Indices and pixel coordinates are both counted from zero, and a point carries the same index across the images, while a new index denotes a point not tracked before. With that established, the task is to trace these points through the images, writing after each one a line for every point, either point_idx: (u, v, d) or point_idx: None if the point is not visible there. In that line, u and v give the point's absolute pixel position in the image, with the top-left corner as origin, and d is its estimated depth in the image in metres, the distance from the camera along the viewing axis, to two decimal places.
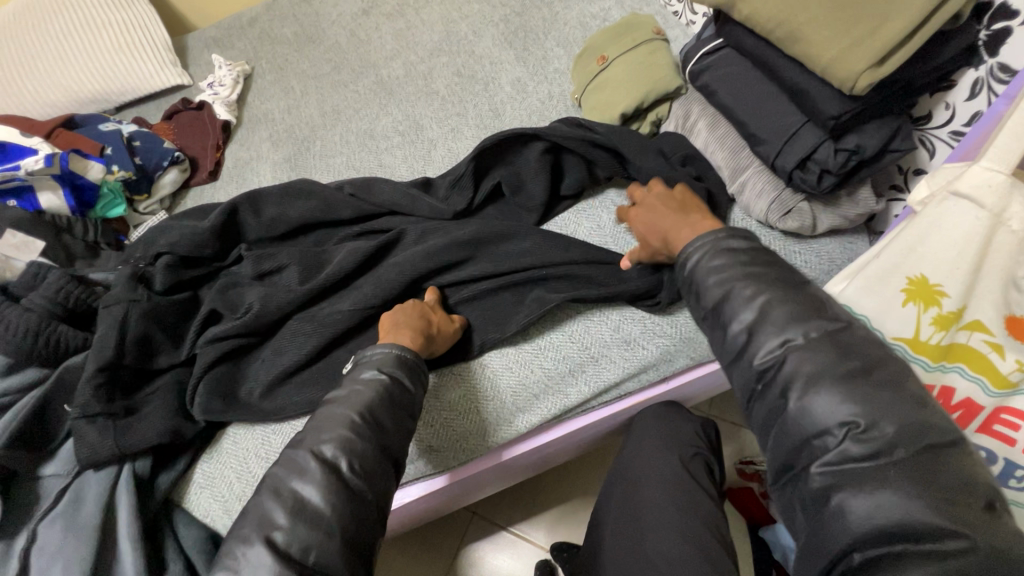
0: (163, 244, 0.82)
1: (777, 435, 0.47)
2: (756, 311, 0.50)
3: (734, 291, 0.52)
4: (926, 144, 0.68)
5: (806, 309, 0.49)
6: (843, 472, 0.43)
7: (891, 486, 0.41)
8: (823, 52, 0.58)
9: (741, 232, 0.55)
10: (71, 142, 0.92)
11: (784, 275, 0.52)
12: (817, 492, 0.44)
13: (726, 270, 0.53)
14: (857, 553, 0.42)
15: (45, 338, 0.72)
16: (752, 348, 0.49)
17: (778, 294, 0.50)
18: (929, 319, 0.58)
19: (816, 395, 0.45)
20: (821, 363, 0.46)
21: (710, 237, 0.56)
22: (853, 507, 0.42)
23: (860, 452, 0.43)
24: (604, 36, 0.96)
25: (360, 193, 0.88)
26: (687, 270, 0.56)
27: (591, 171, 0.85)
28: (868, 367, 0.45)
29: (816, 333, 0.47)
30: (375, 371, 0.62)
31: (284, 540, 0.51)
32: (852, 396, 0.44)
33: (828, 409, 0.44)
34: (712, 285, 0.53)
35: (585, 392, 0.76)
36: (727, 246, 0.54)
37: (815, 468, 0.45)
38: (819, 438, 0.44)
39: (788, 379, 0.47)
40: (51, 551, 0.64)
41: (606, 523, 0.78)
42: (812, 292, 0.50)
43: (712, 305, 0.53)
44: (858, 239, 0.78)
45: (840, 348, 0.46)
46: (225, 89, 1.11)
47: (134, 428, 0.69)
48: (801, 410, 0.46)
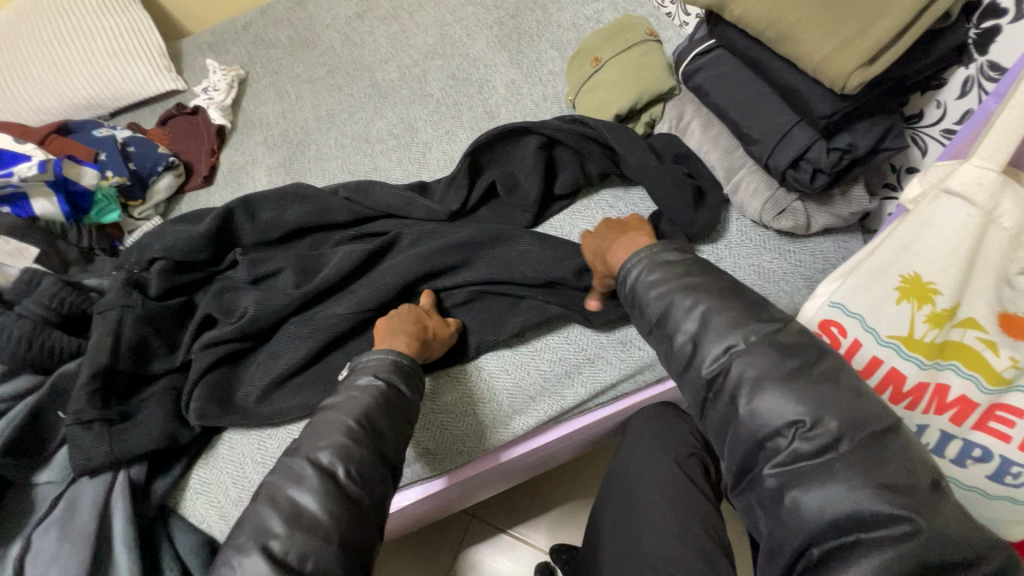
0: (158, 249, 0.82)
1: (732, 440, 0.49)
2: (697, 321, 0.52)
3: (675, 304, 0.54)
4: (917, 143, 0.68)
5: (743, 314, 0.51)
6: (793, 471, 0.45)
7: (841, 480, 0.43)
8: (815, 52, 0.58)
9: (674, 245, 0.59)
10: (64, 148, 0.91)
11: (718, 284, 0.54)
12: (771, 491, 0.46)
13: (664, 283, 0.56)
14: (814, 547, 0.43)
15: (39, 344, 0.72)
16: (698, 358, 0.52)
17: (716, 303, 0.52)
18: (923, 317, 0.58)
19: (761, 398, 0.47)
20: (762, 366, 0.48)
21: (646, 253, 0.58)
22: (805, 503, 0.44)
23: (809, 451, 0.44)
24: (597, 37, 0.96)
25: (355, 196, 0.87)
26: (628, 286, 0.59)
27: (586, 172, 0.86)
28: (806, 365, 0.47)
29: (755, 336, 0.50)
30: (371, 377, 0.62)
31: (281, 548, 0.51)
32: (797, 395, 0.46)
33: (777, 410, 0.46)
34: (654, 300, 0.55)
35: (582, 394, 0.76)
36: (664, 260, 0.57)
37: (768, 468, 0.46)
38: (771, 441, 0.46)
39: (734, 384, 0.48)
40: (47, 560, 0.63)
41: (603, 526, 0.78)
42: (749, 297, 0.53)
43: (656, 319, 0.56)
44: (852, 238, 0.78)
45: (778, 350, 0.48)
46: (219, 94, 1.11)
47: (129, 435, 0.69)
48: (751, 413, 0.47)
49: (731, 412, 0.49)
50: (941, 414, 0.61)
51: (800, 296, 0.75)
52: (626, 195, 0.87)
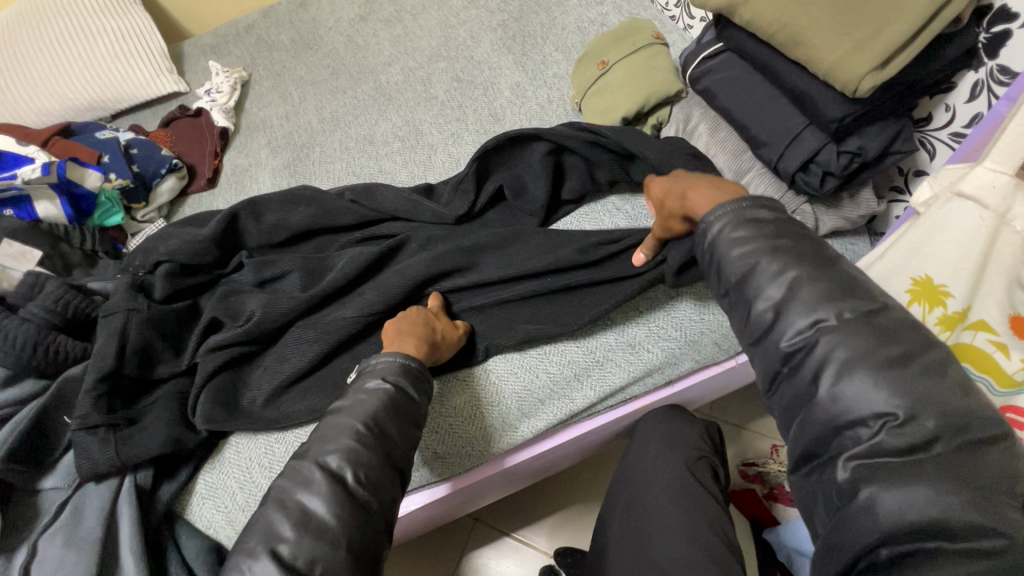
0: (162, 252, 0.81)
1: (802, 422, 0.46)
2: (784, 288, 0.48)
3: (763, 266, 0.49)
4: (926, 146, 0.68)
5: (838, 288, 0.47)
6: (873, 466, 0.42)
7: (927, 482, 0.40)
8: (825, 55, 0.58)
9: (765, 202, 0.53)
10: (69, 150, 0.91)
11: (811, 249, 0.50)
12: (842, 486, 0.44)
13: (751, 241, 0.51)
14: (884, 548, 0.41)
15: (44, 348, 0.71)
16: (779, 329, 0.48)
17: (809, 271, 0.48)
18: (935, 319, 0.59)
19: (849, 381, 0.43)
20: (855, 348, 0.44)
21: (732, 207, 0.53)
22: (883, 501, 0.41)
23: (896, 446, 0.42)
24: (602, 42, 0.96)
25: (361, 200, 0.87)
26: (707, 240, 0.54)
27: (593, 175, 0.86)
28: (910, 353, 0.43)
29: (849, 314, 0.45)
30: (379, 380, 0.61)
31: (290, 553, 0.50)
32: (893, 386, 0.42)
33: (864, 397, 0.43)
34: (736, 259, 0.51)
35: (591, 397, 0.76)
36: (753, 217, 0.52)
37: (845, 456, 0.44)
38: (851, 429, 0.43)
39: (819, 363, 0.45)
40: (52, 565, 0.63)
41: (611, 527, 0.78)
42: (844, 269, 0.48)
43: (735, 281, 0.51)
44: (860, 240, 0.78)
45: (877, 332, 0.44)
46: (222, 96, 1.11)
47: (134, 439, 0.68)
48: (833, 398, 0.44)
49: (810, 397, 0.46)
50: None
51: None
52: (633, 198, 0.87)
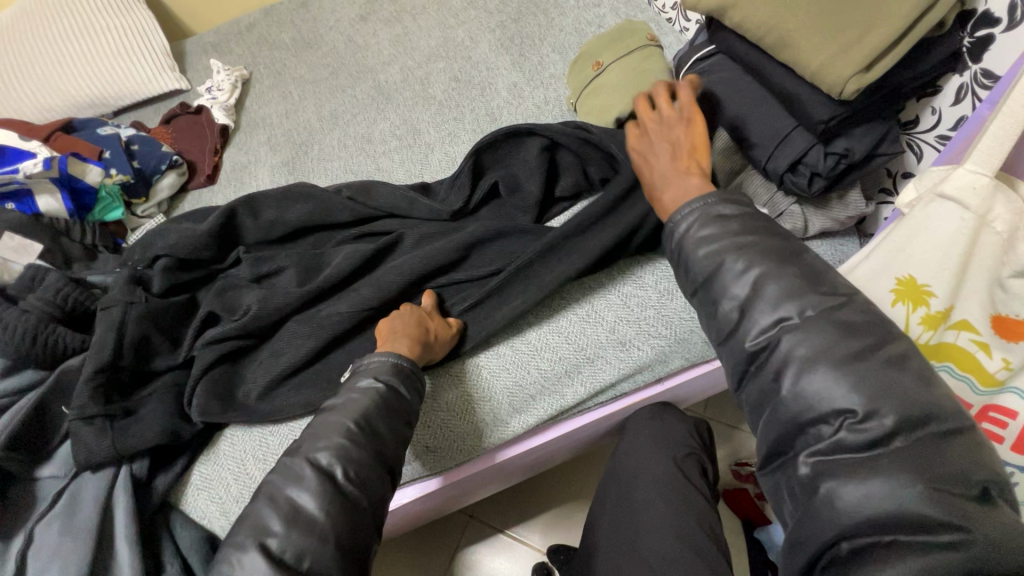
0: (161, 247, 0.83)
1: (769, 417, 0.49)
2: (748, 286, 0.51)
3: (728, 264, 0.53)
4: (913, 148, 0.69)
5: (801, 283, 0.50)
6: (833, 461, 0.44)
7: (887, 476, 0.42)
8: (811, 60, 0.59)
9: (732, 199, 0.57)
10: (70, 146, 0.93)
11: (774, 245, 0.53)
12: (805, 480, 0.46)
13: (717, 240, 0.54)
14: (844, 542, 0.42)
15: (43, 339, 0.72)
16: (744, 327, 0.51)
17: (772, 268, 0.51)
18: (918, 318, 0.59)
19: (809, 377, 0.46)
20: (817, 345, 0.47)
21: (699, 206, 0.57)
22: (842, 496, 0.43)
23: (856, 442, 0.44)
24: (598, 42, 0.97)
25: (357, 196, 0.89)
26: (677, 237, 0.58)
27: (587, 175, 0.87)
28: (870, 348, 0.46)
29: (811, 311, 0.48)
30: (371, 379, 0.62)
31: (279, 546, 0.51)
32: (856, 382, 0.44)
33: (827, 393, 0.45)
34: (702, 258, 0.55)
35: (581, 393, 0.77)
36: (718, 215, 0.55)
37: (806, 454, 0.46)
38: (814, 428, 0.46)
39: (784, 359, 0.48)
40: (48, 553, 0.64)
41: (601, 524, 0.79)
42: (805, 264, 0.51)
43: (703, 279, 0.55)
44: (849, 241, 0.79)
45: (841, 327, 0.47)
46: (223, 94, 1.12)
47: (131, 431, 0.70)
48: (795, 394, 0.47)
49: (773, 395, 0.49)
50: None
51: None
52: None
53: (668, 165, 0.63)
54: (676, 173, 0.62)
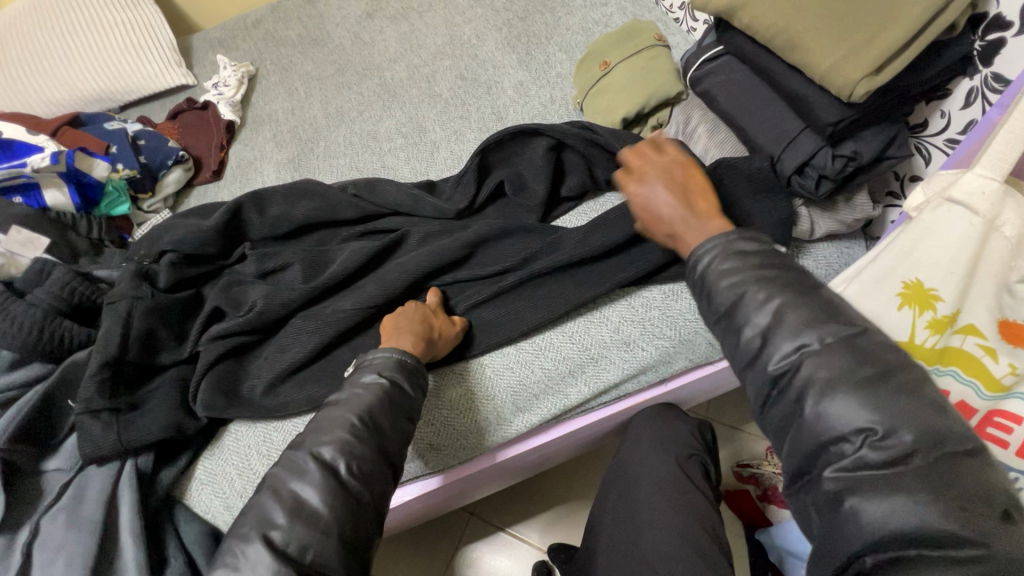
0: (167, 242, 0.83)
1: (793, 439, 0.47)
2: (771, 316, 0.49)
3: (749, 296, 0.50)
4: (921, 152, 0.69)
5: (820, 313, 0.48)
6: (856, 478, 0.43)
7: (909, 492, 0.41)
8: (821, 61, 0.59)
9: (752, 234, 0.53)
10: (78, 141, 0.93)
11: (795, 277, 0.50)
12: (828, 494, 0.44)
13: (739, 273, 0.51)
14: (869, 556, 0.42)
15: (50, 332, 0.72)
16: (766, 353, 0.48)
17: (793, 299, 0.49)
18: (924, 323, 0.59)
19: (831, 400, 0.44)
20: (837, 369, 0.45)
21: (721, 239, 0.53)
22: (866, 511, 0.42)
23: (877, 459, 0.43)
24: (606, 42, 0.97)
25: (363, 194, 0.89)
26: (697, 272, 0.54)
27: (592, 174, 0.87)
28: (884, 373, 0.44)
29: (831, 338, 0.46)
30: (375, 375, 0.62)
31: (283, 539, 0.52)
32: (875, 403, 0.43)
33: (847, 414, 0.44)
34: (725, 290, 0.51)
35: (584, 393, 0.77)
36: (741, 250, 0.52)
37: (830, 471, 0.45)
38: (836, 445, 0.44)
39: (803, 387, 0.46)
40: (53, 545, 0.64)
41: (603, 524, 0.79)
42: (825, 296, 0.49)
43: (724, 310, 0.52)
44: (855, 244, 0.79)
45: (857, 353, 0.45)
46: (229, 90, 1.12)
47: (136, 424, 0.70)
48: (817, 416, 0.45)
49: (794, 415, 0.47)
50: None
51: None
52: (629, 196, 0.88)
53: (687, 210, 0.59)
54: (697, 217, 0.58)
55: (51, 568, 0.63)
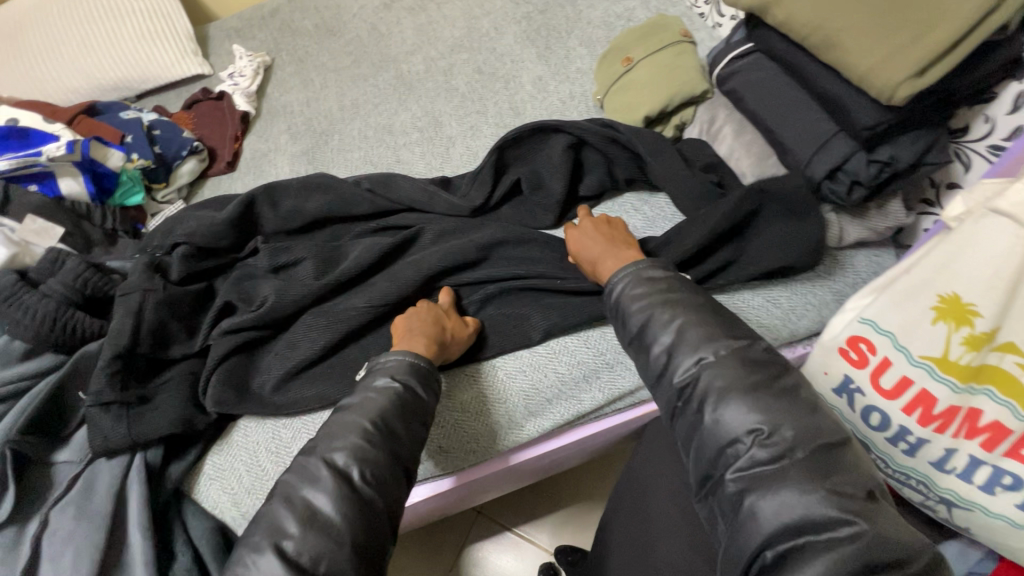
0: (179, 234, 0.82)
1: (697, 449, 0.52)
2: (674, 333, 0.57)
3: (656, 316, 0.58)
4: (961, 157, 0.66)
5: (719, 330, 0.56)
6: (751, 476, 0.48)
7: (793, 484, 0.46)
8: (861, 62, 0.56)
9: (659, 263, 0.63)
10: (91, 129, 0.92)
11: (696, 301, 0.59)
12: (732, 498, 0.49)
13: (647, 297, 0.60)
14: (767, 551, 0.45)
15: (62, 324, 0.72)
16: (672, 368, 0.56)
17: (693, 318, 0.57)
18: (960, 339, 0.56)
19: (726, 407, 0.51)
20: (729, 378, 0.52)
21: (632, 269, 0.63)
22: (762, 508, 0.46)
23: (765, 457, 0.48)
24: (628, 37, 0.94)
25: (377, 189, 0.87)
26: (612, 298, 0.63)
27: (612, 174, 0.85)
28: (769, 380, 0.52)
29: (724, 351, 0.54)
30: (388, 379, 0.61)
31: (295, 548, 0.51)
32: (757, 404, 0.51)
33: (738, 418, 0.50)
34: (636, 312, 0.60)
35: (599, 399, 0.75)
36: (648, 276, 0.62)
37: (731, 473, 0.49)
38: (732, 447, 0.50)
39: (704, 396, 0.53)
40: (63, 538, 0.64)
41: (618, 531, 0.78)
42: (727, 316, 0.58)
43: (636, 331, 0.60)
44: (884, 253, 0.77)
45: (746, 363, 0.53)
46: (245, 80, 1.11)
47: (147, 418, 0.69)
48: (715, 422, 0.51)
49: (699, 424, 0.53)
50: (971, 438, 0.59)
51: (828, 310, 0.74)
52: (650, 197, 0.86)
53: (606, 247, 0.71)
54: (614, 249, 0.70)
55: (60, 562, 0.63)
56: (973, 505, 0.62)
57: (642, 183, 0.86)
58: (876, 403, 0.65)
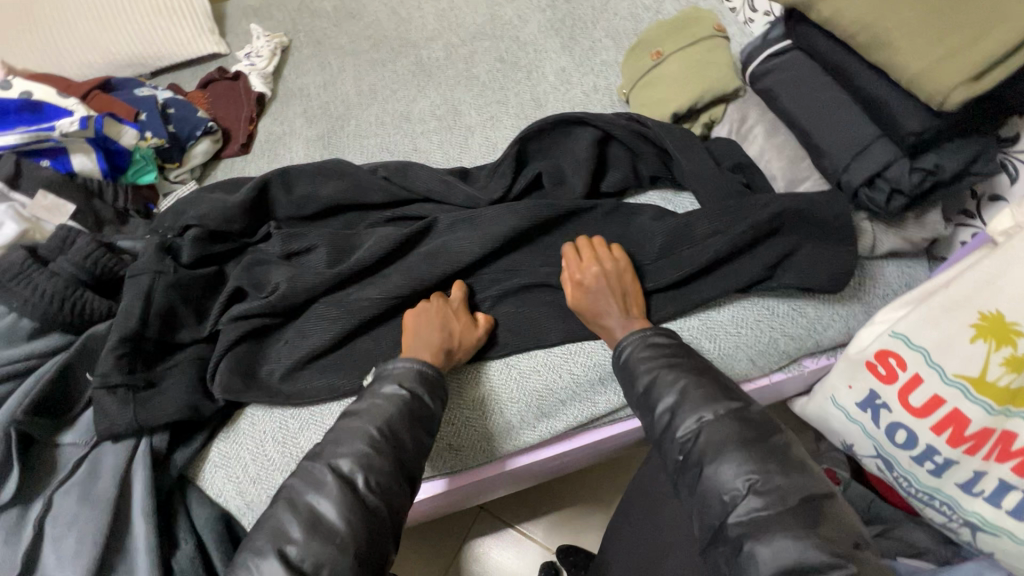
0: (192, 216, 0.80)
1: (700, 499, 0.54)
2: (677, 394, 0.60)
3: (660, 378, 0.62)
4: (1008, 168, 0.63)
5: (717, 391, 0.60)
6: (751, 522, 0.51)
7: (786, 530, 0.49)
8: (909, 64, 0.54)
9: (664, 331, 0.67)
10: (106, 106, 0.91)
11: (696, 364, 0.63)
12: (733, 540, 0.51)
13: (652, 360, 0.64)
14: None
15: (71, 303, 0.71)
16: (674, 426, 0.59)
17: (694, 379, 0.61)
18: (1000, 359, 0.54)
19: (722, 461, 0.54)
20: (726, 434, 0.56)
21: (639, 335, 0.66)
22: (761, 552, 0.49)
23: (760, 504, 0.51)
24: (660, 30, 0.91)
25: (393, 177, 0.85)
26: (620, 362, 0.66)
27: (636, 172, 0.83)
28: (762, 436, 0.56)
29: (722, 411, 0.58)
30: (395, 386, 0.60)
31: (298, 554, 0.50)
32: (750, 455, 0.54)
33: (733, 471, 0.53)
34: (641, 373, 0.64)
35: (614, 403, 0.73)
36: (653, 343, 0.65)
37: (731, 520, 0.52)
38: (729, 495, 0.53)
39: (700, 451, 0.56)
40: (65, 521, 0.63)
41: (627, 538, 0.76)
42: (722, 379, 0.62)
43: (641, 390, 0.63)
44: (917, 264, 0.75)
45: (741, 421, 0.57)
46: (261, 61, 1.08)
47: (152, 403, 0.68)
48: (713, 472, 0.54)
49: (694, 481, 0.56)
50: (1002, 463, 0.57)
51: (855, 322, 0.73)
52: (673, 199, 0.84)
53: (618, 309, 0.69)
54: (624, 313, 0.69)
55: (62, 545, 0.62)
56: (1000, 532, 0.59)
57: (665, 181, 0.84)
58: (902, 421, 0.63)
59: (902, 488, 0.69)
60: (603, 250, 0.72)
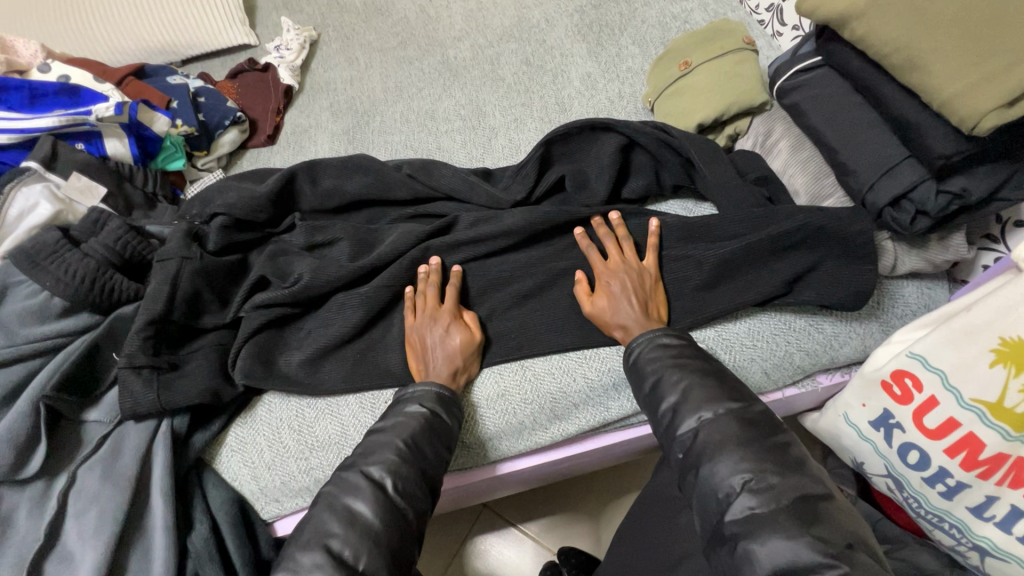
0: (219, 204, 0.81)
1: (700, 502, 0.55)
2: (679, 394, 0.61)
3: (665, 377, 0.63)
4: None
5: (720, 393, 0.59)
6: (745, 522, 0.51)
7: (782, 530, 0.49)
8: (944, 86, 0.54)
9: (674, 333, 0.67)
10: (140, 93, 0.93)
11: (705, 366, 0.63)
12: (728, 539, 0.52)
13: (659, 360, 0.64)
14: None
15: (101, 285, 0.72)
16: (675, 426, 0.60)
17: (698, 380, 0.61)
18: (1019, 385, 0.53)
19: (718, 460, 0.54)
20: (725, 433, 0.56)
21: (649, 335, 0.67)
22: (756, 552, 0.49)
23: (755, 502, 0.51)
24: (687, 40, 0.91)
25: (418, 175, 0.86)
26: (629, 361, 0.67)
27: (659, 180, 0.84)
28: (764, 437, 0.55)
29: (723, 410, 0.58)
30: (417, 406, 0.65)
31: (339, 547, 0.54)
32: (747, 455, 0.54)
33: (728, 470, 0.54)
34: (649, 371, 0.64)
35: (627, 409, 0.74)
36: (662, 344, 0.65)
37: (728, 517, 0.52)
38: (724, 493, 0.53)
39: (699, 451, 0.56)
40: (89, 496, 0.65)
41: (635, 537, 0.77)
42: (724, 378, 0.61)
43: (648, 386, 0.64)
44: (938, 285, 0.75)
45: (743, 422, 0.57)
46: (290, 54, 1.09)
47: (175, 385, 0.69)
48: (710, 472, 0.55)
49: (694, 480, 0.56)
50: (1015, 488, 0.57)
51: (871, 341, 0.73)
52: (694, 209, 0.85)
53: (637, 312, 0.69)
54: (643, 316, 0.69)
55: (84, 519, 0.64)
56: (1011, 557, 0.59)
57: (688, 191, 0.85)
58: (915, 442, 0.63)
59: (912, 508, 0.69)
60: (628, 255, 0.74)
